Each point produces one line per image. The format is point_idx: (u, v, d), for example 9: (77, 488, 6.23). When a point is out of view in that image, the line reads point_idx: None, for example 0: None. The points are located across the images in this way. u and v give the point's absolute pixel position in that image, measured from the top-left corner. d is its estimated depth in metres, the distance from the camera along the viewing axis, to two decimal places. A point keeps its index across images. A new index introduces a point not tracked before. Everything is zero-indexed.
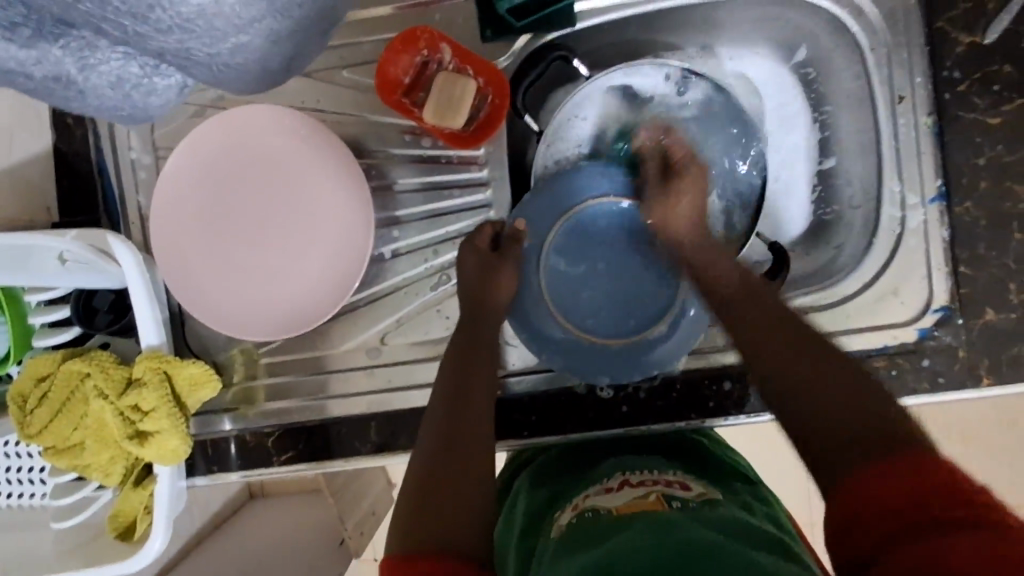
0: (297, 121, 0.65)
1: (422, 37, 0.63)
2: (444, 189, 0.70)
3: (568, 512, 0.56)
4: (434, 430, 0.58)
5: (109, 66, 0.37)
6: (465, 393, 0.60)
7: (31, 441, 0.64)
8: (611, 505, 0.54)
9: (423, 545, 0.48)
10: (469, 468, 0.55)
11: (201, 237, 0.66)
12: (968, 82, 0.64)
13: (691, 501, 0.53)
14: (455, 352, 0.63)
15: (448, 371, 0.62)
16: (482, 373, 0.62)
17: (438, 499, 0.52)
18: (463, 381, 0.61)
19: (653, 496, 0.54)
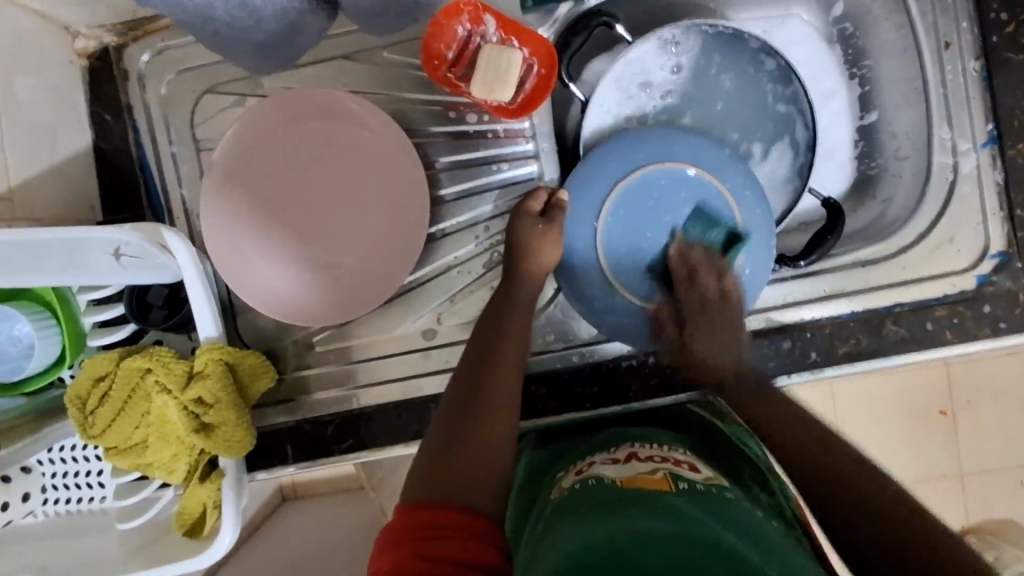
0: (347, 100, 0.64)
1: (466, 9, 0.62)
2: (491, 165, 0.69)
3: (571, 477, 0.57)
4: (450, 397, 0.58)
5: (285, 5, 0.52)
6: (490, 359, 0.59)
7: (94, 442, 0.63)
8: (618, 475, 0.55)
9: (442, 498, 0.48)
10: (489, 438, 0.54)
11: (252, 225, 0.65)
12: (1015, 23, 0.63)
13: (699, 484, 0.54)
14: (483, 329, 0.62)
15: (473, 339, 0.62)
16: (512, 343, 0.61)
17: (452, 465, 0.51)
18: (490, 347, 0.60)
19: (659, 473, 0.55)
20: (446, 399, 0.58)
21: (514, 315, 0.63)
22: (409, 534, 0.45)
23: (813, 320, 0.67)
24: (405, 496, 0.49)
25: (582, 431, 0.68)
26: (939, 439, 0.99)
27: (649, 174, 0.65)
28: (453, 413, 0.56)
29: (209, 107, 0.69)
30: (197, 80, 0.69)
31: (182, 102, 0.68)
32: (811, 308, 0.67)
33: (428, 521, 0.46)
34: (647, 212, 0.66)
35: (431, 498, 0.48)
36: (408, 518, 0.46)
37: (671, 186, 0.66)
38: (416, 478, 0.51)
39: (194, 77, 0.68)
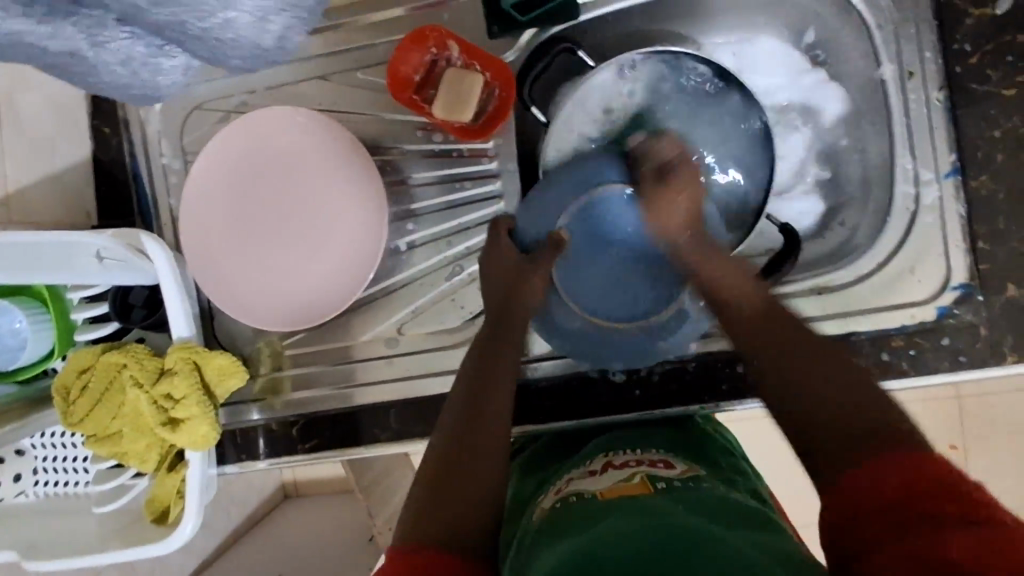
0: (299, 112, 0.68)
1: (431, 36, 0.66)
2: (457, 181, 0.72)
3: (551, 495, 0.57)
4: (450, 418, 0.53)
5: (117, 45, 0.49)
6: (489, 376, 0.57)
7: (75, 430, 0.67)
8: (596, 488, 0.54)
9: (440, 534, 0.44)
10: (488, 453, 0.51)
11: (230, 237, 0.70)
12: (980, 55, 0.63)
13: (675, 480, 0.53)
14: (483, 340, 0.61)
15: (476, 353, 0.60)
16: (511, 345, 0.60)
17: (450, 486, 0.47)
18: (490, 355, 0.59)
19: (637, 478, 0.54)
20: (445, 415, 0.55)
21: (515, 320, 0.62)
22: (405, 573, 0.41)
23: None
24: (402, 537, 0.44)
25: (566, 448, 0.68)
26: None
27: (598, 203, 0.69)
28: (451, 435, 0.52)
29: (197, 122, 0.73)
30: (187, 97, 0.73)
31: (172, 117, 0.73)
32: None
33: (427, 561, 0.42)
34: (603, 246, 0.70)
35: (423, 535, 0.44)
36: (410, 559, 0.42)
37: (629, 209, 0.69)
38: (414, 513, 0.46)
39: (184, 94, 0.73)
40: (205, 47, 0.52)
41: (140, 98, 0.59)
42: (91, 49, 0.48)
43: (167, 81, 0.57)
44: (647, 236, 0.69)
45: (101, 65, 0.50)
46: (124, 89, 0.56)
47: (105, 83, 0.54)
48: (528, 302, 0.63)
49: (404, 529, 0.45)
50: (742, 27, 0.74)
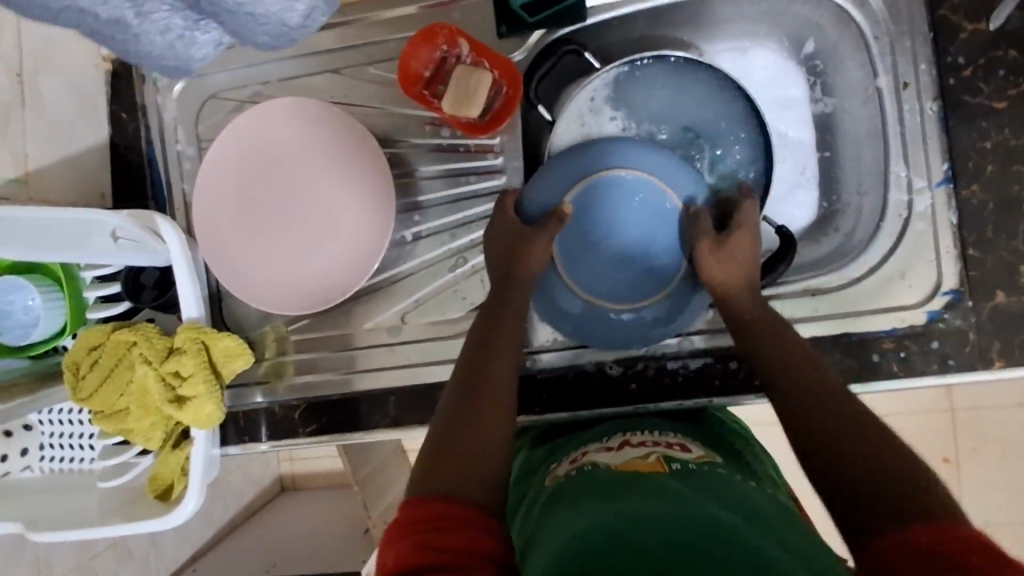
0: (314, 103, 0.71)
1: (442, 33, 0.68)
2: (462, 176, 0.74)
3: (567, 464, 0.58)
4: (457, 385, 0.59)
5: (160, 14, 0.53)
6: (491, 348, 0.61)
7: (82, 405, 0.69)
8: (611, 462, 0.56)
9: (443, 490, 0.49)
10: (491, 411, 0.56)
11: (239, 221, 0.72)
12: (972, 68, 0.65)
13: (691, 463, 0.54)
14: (489, 307, 0.64)
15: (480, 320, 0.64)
16: (513, 311, 0.63)
17: (457, 447, 0.53)
18: (493, 324, 0.63)
19: (653, 458, 0.55)
20: (453, 387, 0.59)
21: (515, 288, 0.65)
22: (415, 522, 0.47)
23: None
24: (412, 489, 0.51)
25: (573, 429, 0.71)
26: None
27: (598, 185, 0.69)
28: (458, 403, 0.57)
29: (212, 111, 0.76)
30: (204, 87, 0.76)
31: (189, 105, 0.76)
32: None
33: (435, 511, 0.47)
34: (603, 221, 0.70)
35: (433, 490, 0.49)
36: (419, 509, 0.48)
37: (628, 192, 0.69)
38: (422, 471, 0.52)
39: (202, 84, 0.76)
40: (238, 22, 0.55)
41: (177, 69, 0.62)
42: (136, 18, 0.52)
43: (200, 54, 0.60)
44: (646, 214, 0.69)
45: (143, 35, 0.54)
46: (159, 59, 0.59)
47: (146, 52, 0.57)
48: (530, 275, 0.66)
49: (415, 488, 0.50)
50: (743, 35, 0.77)
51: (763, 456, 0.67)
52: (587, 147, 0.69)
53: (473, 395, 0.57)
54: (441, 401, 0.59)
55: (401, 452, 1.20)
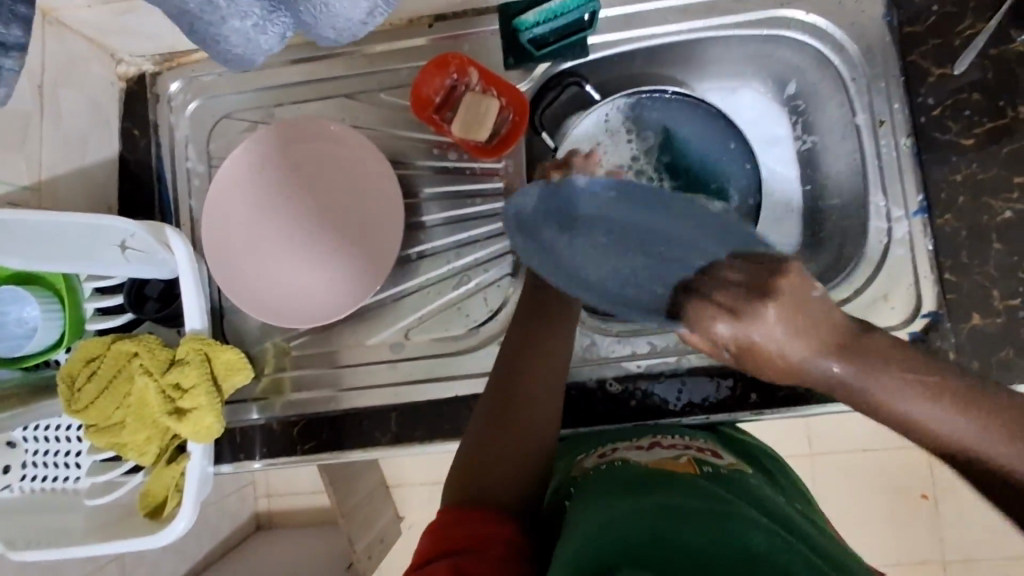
0: (331, 124, 0.73)
1: (453, 62, 0.71)
2: (467, 197, 0.77)
3: (595, 457, 0.60)
4: (492, 396, 0.61)
5: None
6: (526, 358, 0.63)
7: (77, 417, 0.67)
8: (643, 458, 0.57)
9: (481, 502, 0.53)
10: (528, 421, 0.59)
11: (247, 234, 0.74)
12: (941, 107, 0.71)
13: (721, 467, 0.56)
14: (524, 318, 0.67)
15: (515, 330, 0.66)
16: (548, 323, 0.66)
17: (490, 457, 0.56)
18: (528, 337, 0.65)
19: (684, 459, 0.57)
20: (488, 396, 0.61)
21: (548, 302, 0.67)
22: (453, 525, 0.50)
23: None
24: (449, 498, 0.54)
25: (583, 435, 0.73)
26: (920, 516, 1.00)
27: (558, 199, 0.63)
28: (497, 411, 0.59)
29: (224, 131, 0.78)
30: (218, 107, 0.78)
31: (201, 124, 0.78)
32: None
33: (477, 517, 0.50)
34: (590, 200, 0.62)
35: (474, 500, 0.53)
36: (459, 514, 0.51)
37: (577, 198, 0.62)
38: (456, 481, 0.55)
39: (214, 105, 0.78)
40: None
41: (245, 57, 0.46)
42: None
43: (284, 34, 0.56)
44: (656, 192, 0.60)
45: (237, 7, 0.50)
46: (225, 41, 0.43)
47: (213, 28, 0.42)
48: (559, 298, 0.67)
49: (456, 497, 0.53)
50: (731, 74, 0.83)
51: (788, 469, 0.69)
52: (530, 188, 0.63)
53: (509, 407, 0.59)
54: (477, 407, 0.62)
55: (385, 486, 1.17)
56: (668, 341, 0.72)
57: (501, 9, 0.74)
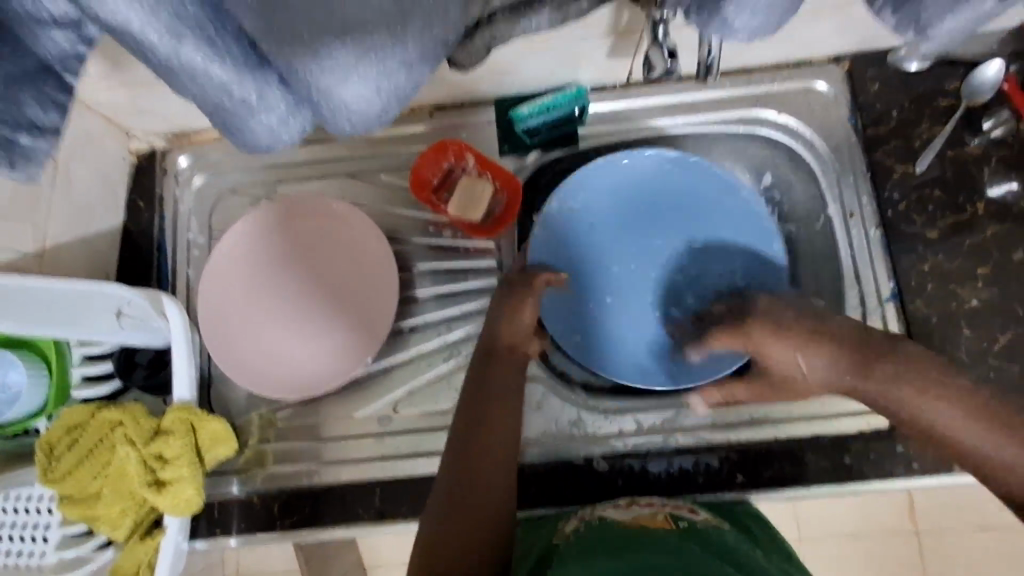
0: (334, 202, 0.76)
1: (451, 147, 0.76)
2: (460, 273, 0.79)
3: (574, 520, 0.63)
4: (449, 471, 0.60)
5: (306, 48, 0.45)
6: (484, 429, 0.62)
7: (52, 487, 0.67)
8: (619, 515, 0.61)
9: None
10: (491, 496, 0.59)
11: (243, 305, 0.75)
12: (906, 202, 0.76)
13: (696, 521, 0.60)
14: (472, 384, 0.65)
15: (465, 395, 0.65)
16: (500, 389, 0.65)
17: (454, 540, 0.55)
18: (479, 404, 0.63)
19: (660, 515, 0.61)
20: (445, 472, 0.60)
21: (498, 366, 0.66)
22: None
23: (743, 443, 0.71)
24: None
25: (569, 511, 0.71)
26: None
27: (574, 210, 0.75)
28: (456, 488, 0.58)
29: (227, 205, 0.80)
30: (223, 182, 0.81)
31: (206, 197, 0.81)
32: (734, 432, 0.71)
33: None
34: (604, 235, 0.76)
35: None
36: None
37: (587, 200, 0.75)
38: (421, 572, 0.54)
39: (219, 180, 0.81)
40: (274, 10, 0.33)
41: (260, 148, 0.43)
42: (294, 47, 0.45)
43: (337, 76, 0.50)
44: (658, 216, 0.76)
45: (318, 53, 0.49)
46: (249, 133, 0.41)
47: (238, 119, 0.40)
48: (507, 370, 0.66)
49: None
50: None
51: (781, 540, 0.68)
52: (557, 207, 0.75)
53: (468, 485, 0.59)
54: (435, 484, 0.60)
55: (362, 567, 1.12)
56: (655, 419, 0.73)
57: (499, 102, 0.80)
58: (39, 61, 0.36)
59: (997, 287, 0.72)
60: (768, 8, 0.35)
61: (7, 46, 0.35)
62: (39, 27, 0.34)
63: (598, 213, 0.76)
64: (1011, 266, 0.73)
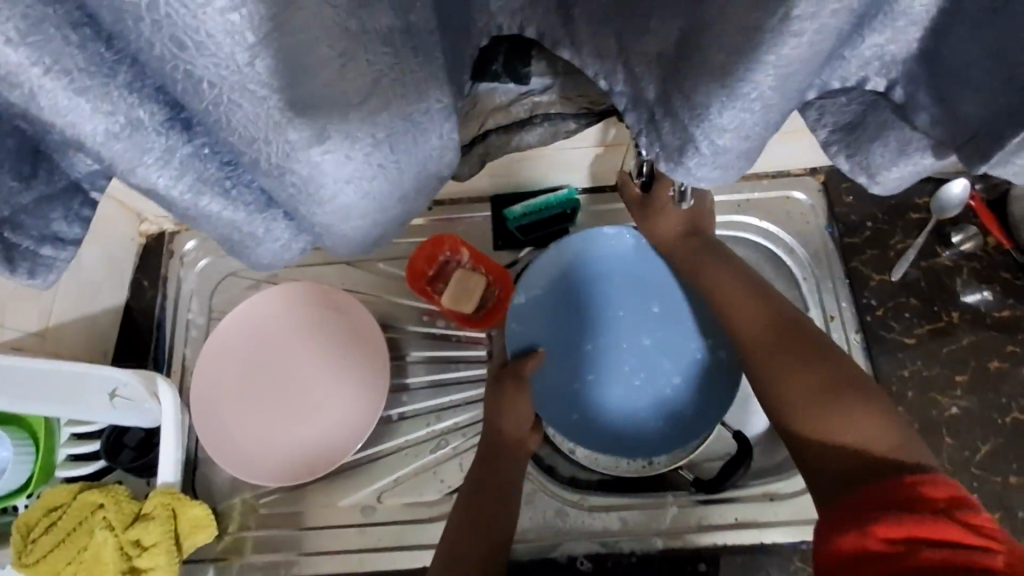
0: (335, 292, 0.79)
1: (447, 242, 0.80)
2: (450, 362, 0.80)
3: None
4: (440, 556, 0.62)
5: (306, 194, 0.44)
6: (481, 525, 0.64)
7: (24, 571, 0.66)
8: None
9: None
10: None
11: (239, 384, 0.77)
12: (884, 309, 0.79)
13: None
14: (475, 475, 0.67)
15: (470, 486, 0.66)
16: (505, 488, 0.66)
17: None
18: (476, 497, 0.65)
19: None
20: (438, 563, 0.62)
21: (502, 460, 0.67)
22: None
23: (728, 547, 0.70)
24: None
25: None
26: None
27: (559, 278, 0.76)
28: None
29: (228, 287, 0.83)
30: (226, 264, 0.84)
31: (208, 279, 0.83)
32: (721, 534, 0.71)
33: None
34: (588, 298, 0.76)
35: None
36: None
37: (577, 268, 0.76)
38: None
39: (222, 263, 0.84)
40: (293, 183, 0.36)
41: (263, 267, 0.45)
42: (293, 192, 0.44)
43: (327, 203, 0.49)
44: (640, 280, 0.76)
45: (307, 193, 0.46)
46: (253, 257, 0.43)
47: (246, 247, 0.42)
48: (512, 465, 0.67)
49: None
50: None
51: None
52: (541, 269, 0.76)
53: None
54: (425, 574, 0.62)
55: None
56: (639, 518, 0.72)
57: (495, 199, 0.84)
58: (70, 180, 0.40)
59: (975, 396, 0.74)
60: (730, 167, 0.39)
61: (42, 171, 0.39)
62: (70, 153, 0.38)
63: (582, 277, 0.77)
64: (988, 376, 0.75)
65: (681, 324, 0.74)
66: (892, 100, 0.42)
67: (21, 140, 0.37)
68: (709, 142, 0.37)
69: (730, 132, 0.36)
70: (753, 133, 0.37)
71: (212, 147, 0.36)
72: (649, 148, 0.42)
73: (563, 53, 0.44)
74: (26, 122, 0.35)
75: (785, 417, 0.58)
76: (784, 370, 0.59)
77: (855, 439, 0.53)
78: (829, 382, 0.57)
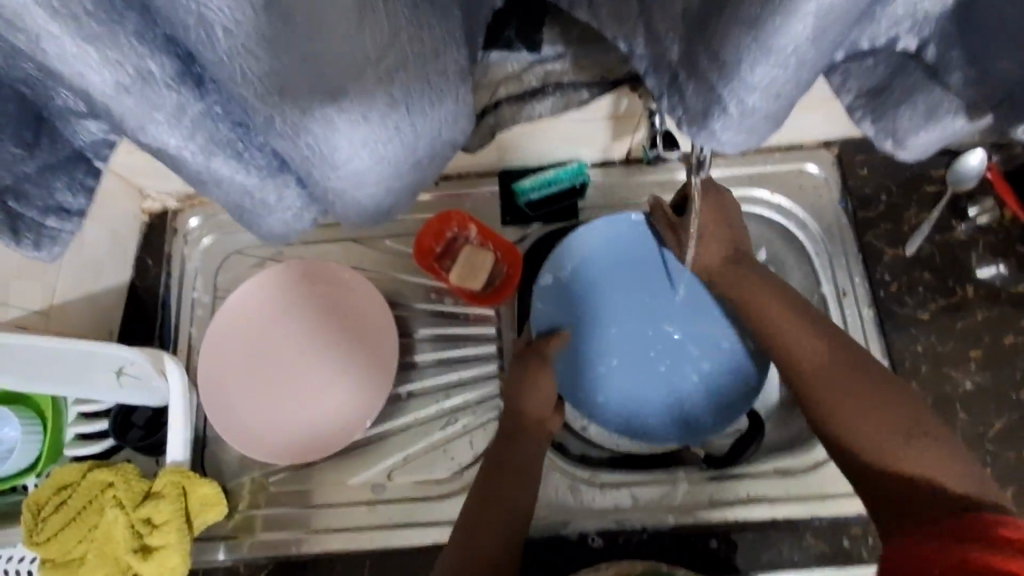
0: (342, 270, 0.78)
1: (454, 218, 0.79)
2: (458, 340, 0.79)
3: None
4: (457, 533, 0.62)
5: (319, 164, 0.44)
6: (497, 502, 0.63)
7: (35, 550, 0.65)
8: None
9: None
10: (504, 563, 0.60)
11: (250, 362, 0.76)
12: (898, 284, 0.78)
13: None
14: (494, 454, 0.67)
15: (489, 464, 0.66)
16: (523, 465, 0.66)
17: None
18: (495, 475, 0.65)
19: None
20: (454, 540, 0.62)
21: (521, 439, 0.67)
22: None
23: (740, 522, 0.70)
24: None
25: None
26: None
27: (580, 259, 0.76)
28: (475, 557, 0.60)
29: (233, 265, 0.82)
30: (231, 243, 0.83)
31: (212, 257, 0.82)
32: (733, 509, 0.70)
33: None
34: (609, 280, 0.76)
35: None
36: None
37: (597, 248, 0.76)
38: None
39: (227, 240, 0.83)
40: (308, 144, 0.35)
41: (273, 239, 0.44)
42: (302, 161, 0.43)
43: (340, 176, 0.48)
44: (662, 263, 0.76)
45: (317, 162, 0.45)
46: (264, 228, 0.42)
47: (256, 216, 0.41)
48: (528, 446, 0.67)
49: None
50: None
51: None
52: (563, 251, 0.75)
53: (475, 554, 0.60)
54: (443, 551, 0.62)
55: None
56: (651, 494, 0.72)
57: (503, 174, 0.83)
58: (73, 149, 0.39)
59: (990, 372, 0.74)
60: (755, 129, 0.38)
61: (44, 139, 0.38)
62: (73, 120, 0.37)
63: (603, 258, 0.76)
64: (1003, 351, 0.74)
65: (703, 304, 0.74)
66: (923, 61, 0.40)
67: (22, 104, 0.36)
68: (737, 101, 0.36)
69: (758, 91, 0.35)
70: (783, 92, 0.36)
71: (223, 106, 0.34)
72: (671, 111, 0.41)
73: (580, 15, 0.42)
74: (27, 86, 0.34)
75: (839, 439, 0.56)
76: (833, 389, 0.58)
77: (917, 469, 0.51)
78: (885, 405, 0.56)
